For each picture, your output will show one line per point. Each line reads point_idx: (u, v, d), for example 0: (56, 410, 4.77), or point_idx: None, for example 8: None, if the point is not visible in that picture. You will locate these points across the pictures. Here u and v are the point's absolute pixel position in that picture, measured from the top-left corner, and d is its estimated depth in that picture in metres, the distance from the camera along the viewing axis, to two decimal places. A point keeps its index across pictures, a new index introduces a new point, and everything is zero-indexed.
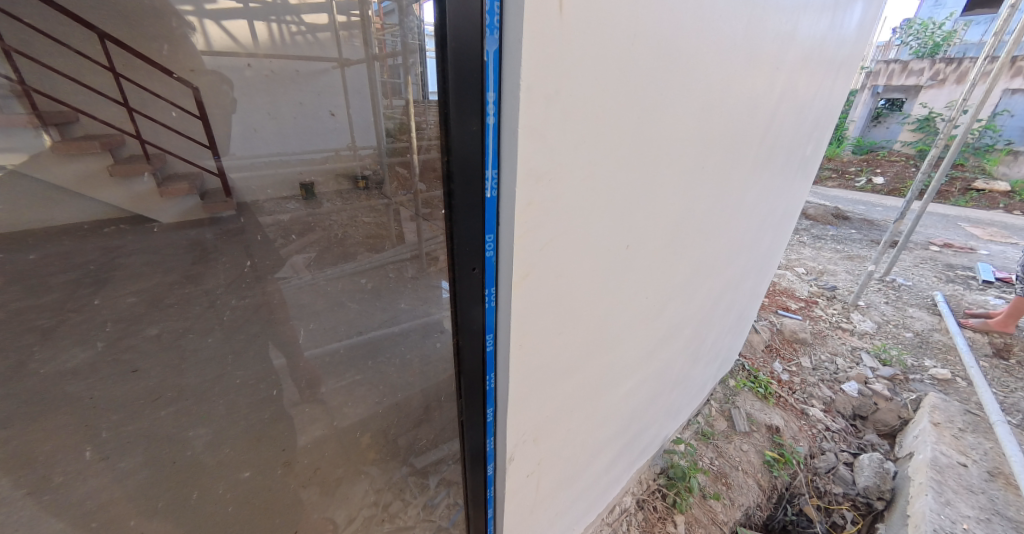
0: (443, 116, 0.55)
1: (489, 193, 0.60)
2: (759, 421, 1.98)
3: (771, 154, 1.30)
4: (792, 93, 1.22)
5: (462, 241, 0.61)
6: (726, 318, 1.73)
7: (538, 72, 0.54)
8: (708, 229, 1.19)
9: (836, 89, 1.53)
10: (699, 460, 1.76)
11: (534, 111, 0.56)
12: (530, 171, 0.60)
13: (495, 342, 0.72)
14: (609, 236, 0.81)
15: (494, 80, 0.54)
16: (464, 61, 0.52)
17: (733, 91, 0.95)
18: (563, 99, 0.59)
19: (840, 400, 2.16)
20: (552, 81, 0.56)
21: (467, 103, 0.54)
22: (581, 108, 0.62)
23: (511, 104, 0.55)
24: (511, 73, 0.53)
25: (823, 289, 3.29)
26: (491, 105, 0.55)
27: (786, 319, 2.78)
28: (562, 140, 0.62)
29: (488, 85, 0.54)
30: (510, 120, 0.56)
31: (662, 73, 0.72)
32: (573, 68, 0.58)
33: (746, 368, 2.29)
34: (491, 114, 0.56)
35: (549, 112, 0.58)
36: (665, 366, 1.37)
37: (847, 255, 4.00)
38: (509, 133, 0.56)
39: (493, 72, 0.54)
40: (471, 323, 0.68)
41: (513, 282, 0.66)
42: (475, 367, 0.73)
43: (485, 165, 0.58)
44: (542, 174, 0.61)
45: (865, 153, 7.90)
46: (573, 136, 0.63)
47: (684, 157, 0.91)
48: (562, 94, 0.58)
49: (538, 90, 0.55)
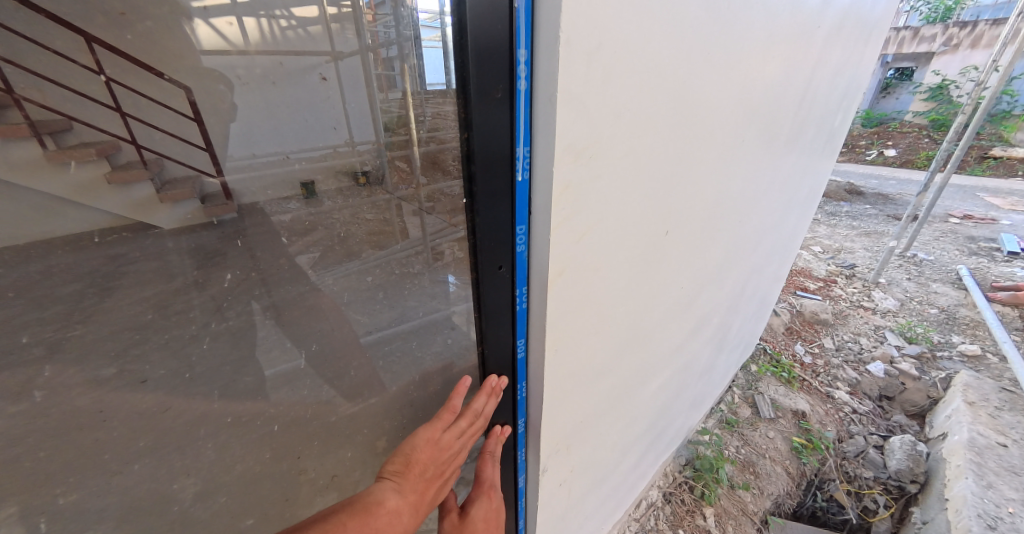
0: (461, 89, 0.49)
1: (520, 175, 0.55)
2: (785, 406, 1.93)
3: (803, 126, 1.23)
4: (826, 61, 1.15)
5: (488, 232, 0.57)
6: (750, 303, 1.66)
7: (579, 24, 0.47)
8: (739, 212, 1.13)
9: (867, 54, 1.44)
10: (725, 449, 1.72)
11: (574, 72, 0.49)
12: (569, 145, 0.53)
13: (525, 349, 0.70)
14: (647, 222, 0.75)
15: (526, 36, 0.49)
16: (488, 11, 0.45)
17: (772, 59, 0.88)
18: (604, 59, 0.52)
19: (866, 382, 2.10)
20: (593, 37, 0.49)
21: (493, 69, 0.48)
22: (622, 68, 0.54)
23: (544, 64, 0.48)
24: (545, 25, 0.47)
25: (841, 268, 3.20)
26: (521, 67, 0.50)
27: (805, 299, 2.73)
28: (602, 111, 0.55)
29: (518, 43, 0.49)
30: (544, 86, 0.50)
31: (705, 37, 0.66)
32: (612, 16, 0.50)
33: (768, 352, 2.25)
34: (522, 78, 0.50)
35: (589, 74, 0.51)
36: (693, 357, 1.33)
37: (863, 232, 3.92)
38: (543, 101, 0.50)
39: (523, 25, 0.48)
40: (500, 323, 0.65)
41: (546, 278, 0.60)
42: (507, 374, 0.71)
43: (515, 143, 0.53)
44: (580, 151, 0.55)
45: (875, 125, 7.71)
46: (613, 108, 0.56)
47: (722, 135, 0.84)
48: (603, 51, 0.51)
49: (577, 48, 0.48)
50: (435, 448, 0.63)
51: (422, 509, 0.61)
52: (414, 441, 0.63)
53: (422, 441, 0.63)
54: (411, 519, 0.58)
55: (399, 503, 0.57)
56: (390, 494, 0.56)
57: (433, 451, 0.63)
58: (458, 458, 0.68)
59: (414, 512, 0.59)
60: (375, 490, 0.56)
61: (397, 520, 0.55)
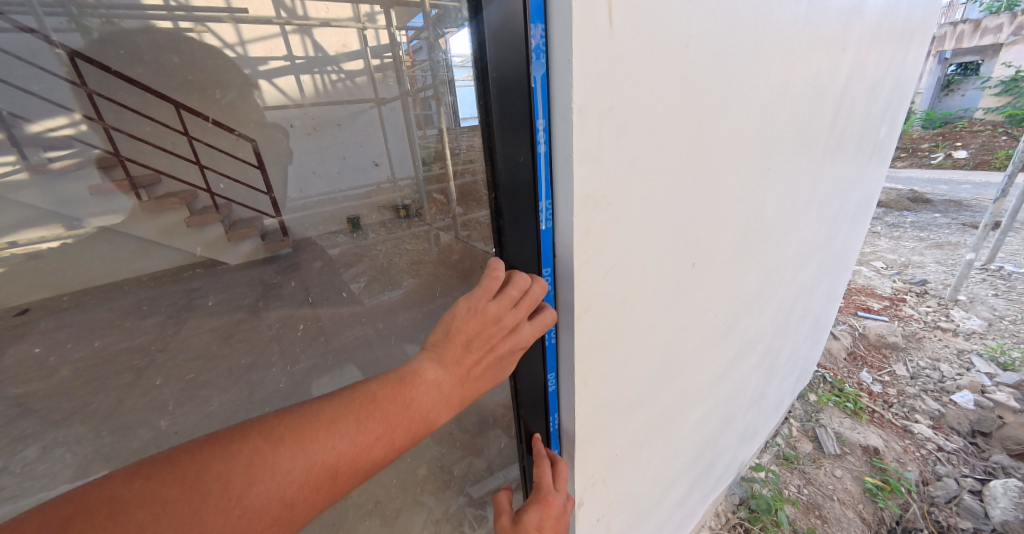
0: (490, 149, 0.51)
1: (543, 224, 0.56)
2: (852, 441, 1.75)
3: (843, 139, 1.16)
4: (862, 74, 1.10)
5: None
6: (802, 326, 1.54)
7: (591, 90, 0.48)
8: (780, 231, 1.07)
9: (910, 58, 1.35)
10: (784, 489, 1.58)
11: (588, 133, 0.50)
12: (588, 196, 0.53)
13: (556, 381, 0.67)
14: (675, 254, 0.73)
15: (543, 106, 0.50)
16: (507, 88, 0.47)
17: (798, 79, 0.85)
18: (618, 116, 0.52)
19: (951, 415, 1.84)
20: (606, 99, 0.50)
21: (517, 133, 0.50)
22: (638, 119, 0.55)
23: (562, 129, 0.50)
24: (561, 96, 0.48)
25: (910, 284, 2.90)
26: (541, 133, 0.51)
27: (868, 320, 2.51)
28: (620, 161, 0.55)
29: (537, 112, 0.50)
30: (562, 147, 0.51)
31: (722, 71, 0.65)
32: (627, 77, 0.51)
33: (828, 380, 2.08)
34: (541, 142, 0.52)
35: (604, 133, 0.52)
36: (739, 386, 1.24)
37: (935, 243, 3.55)
38: (562, 160, 0.51)
39: (541, 97, 0.50)
40: (531, 365, 0.63)
41: (574, 318, 0.59)
42: (539, 407, 0.68)
43: (538, 197, 0.54)
44: (599, 199, 0.55)
45: (939, 126, 7.10)
46: (630, 155, 0.56)
47: (749, 160, 0.81)
48: (616, 112, 0.52)
49: (590, 113, 0.49)
50: (479, 320, 0.48)
51: (475, 385, 0.50)
52: (453, 311, 0.49)
53: (464, 311, 0.48)
54: (457, 393, 0.48)
55: (441, 379, 0.46)
56: (424, 367, 0.46)
57: (474, 325, 0.48)
58: (520, 326, 0.52)
59: (460, 386, 0.48)
60: (413, 361, 0.47)
61: (439, 394, 0.46)
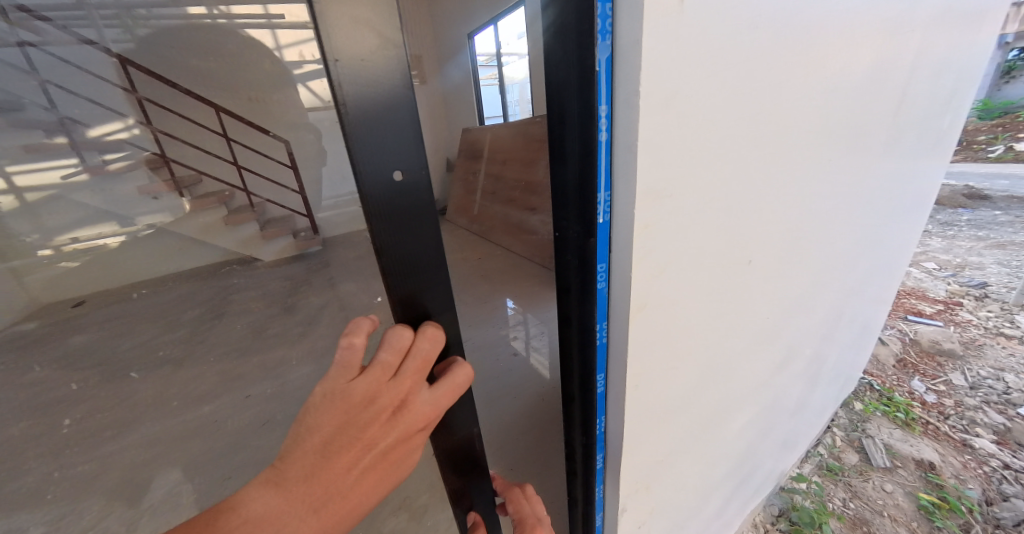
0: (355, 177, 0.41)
1: (601, 218, 0.54)
2: (904, 454, 1.64)
3: (903, 130, 1.07)
4: (928, 57, 1.01)
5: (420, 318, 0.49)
6: (849, 332, 1.45)
7: (659, 72, 0.45)
8: (832, 229, 1.00)
9: (981, 36, 1.23)
10: (829, 502, 1.50)
11: (654, 119, 0.47)
12: (648, 188, 0.50)
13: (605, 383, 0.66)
14: (730, 250, 0.69)
15: (607, 92, 0.49)
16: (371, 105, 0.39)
17: (860, 64, 0.78)
18: (685, 100, 0.49)
19: (1018, 429, 1.69)
20: (672, 83, 0.47)
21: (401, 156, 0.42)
22: (702, 105, 0.51)
23: (625, 116, 0.48)
24: (625, 81, 0.46)
25: (967, 286, 2.70)
26: (603, 120, 0.50)
27: (920, 325, 2.36)
28: (683, 150, 0.52)
29: (599, 99, 0.49)
30: (624, 135, 0.49)
31: (786, 54, 0.60)
32: (694, 58, 0.48)
33: (875, 388, 1.97)
34: (603, 130, 0.50)
35: (668, 119, 0.48)
36: (781, 393, 1.17)
37: (994, 242, 3.30)
38: (623, 149, 0.49)
39: (605, 82, 0.48)
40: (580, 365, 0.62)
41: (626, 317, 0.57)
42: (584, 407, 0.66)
43: (596, 189, 0.53)
44: (660, 192, 0.52)
45: (998, 116, 6.58)
46: (692, 144, 0.53)
47: (806, 153, 0.75)
48: (682, 96, 0.48)
49: (656, 98, 0.46)
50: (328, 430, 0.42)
51: (344, 500, 0.44)
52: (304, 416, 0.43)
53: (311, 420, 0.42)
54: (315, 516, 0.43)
55: (283, 505, 0.42)
56: (259, 494, 0.41)
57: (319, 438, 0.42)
58: (393, 424, 0.44)
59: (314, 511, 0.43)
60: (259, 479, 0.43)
61: (283, 521, 0.42)
